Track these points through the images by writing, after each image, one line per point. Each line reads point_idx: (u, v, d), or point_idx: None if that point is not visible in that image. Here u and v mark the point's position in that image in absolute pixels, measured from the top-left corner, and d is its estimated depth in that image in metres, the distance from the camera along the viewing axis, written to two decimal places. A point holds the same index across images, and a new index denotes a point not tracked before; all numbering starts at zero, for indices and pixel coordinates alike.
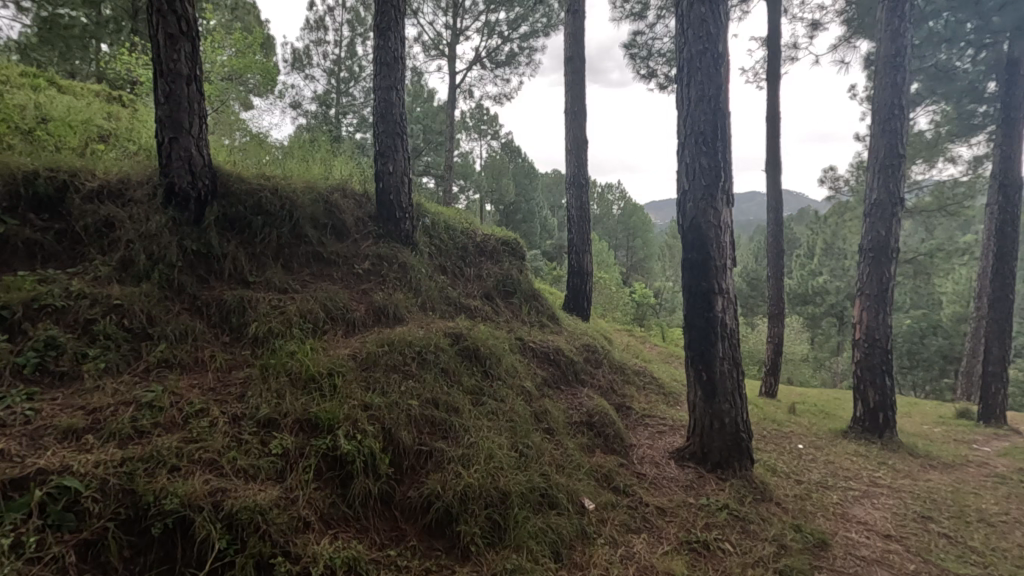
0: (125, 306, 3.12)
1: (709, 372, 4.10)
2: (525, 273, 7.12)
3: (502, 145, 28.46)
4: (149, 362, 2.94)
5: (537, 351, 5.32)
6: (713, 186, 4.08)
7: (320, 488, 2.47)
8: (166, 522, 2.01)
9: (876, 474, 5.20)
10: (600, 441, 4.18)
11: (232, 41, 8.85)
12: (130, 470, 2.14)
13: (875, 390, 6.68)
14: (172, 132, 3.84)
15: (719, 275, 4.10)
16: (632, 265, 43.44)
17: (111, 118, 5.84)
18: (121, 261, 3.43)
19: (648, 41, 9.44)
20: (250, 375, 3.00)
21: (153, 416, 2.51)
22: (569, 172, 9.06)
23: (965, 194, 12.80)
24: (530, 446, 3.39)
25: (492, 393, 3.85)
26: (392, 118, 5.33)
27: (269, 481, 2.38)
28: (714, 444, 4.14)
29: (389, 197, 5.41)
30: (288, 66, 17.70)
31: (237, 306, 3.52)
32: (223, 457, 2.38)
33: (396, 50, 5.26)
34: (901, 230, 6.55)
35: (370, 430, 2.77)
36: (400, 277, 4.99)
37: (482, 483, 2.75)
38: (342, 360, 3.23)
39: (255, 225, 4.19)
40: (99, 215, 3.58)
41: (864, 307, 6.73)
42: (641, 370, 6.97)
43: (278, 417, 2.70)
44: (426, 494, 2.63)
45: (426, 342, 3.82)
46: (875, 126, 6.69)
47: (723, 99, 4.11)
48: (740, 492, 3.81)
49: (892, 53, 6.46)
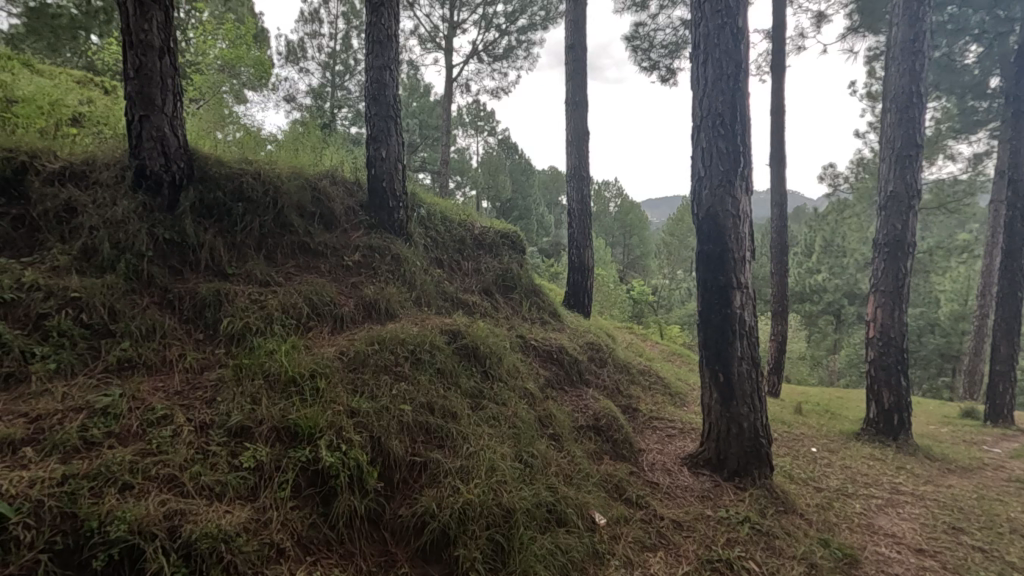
0: (84, 300, 2.79)
1: (726, 372, 3.80)
2: (525, 268, 6.79)
3: (498, 141, 28.15)
4: (109, 362, 2.62)
5: (539, 350, 5.02)
6: (731, 172, 3.78)
7: (297, 507, 2.14)
8: (111, 553, 1.68)
9: (896, 480, 4.91)
10: (607, 448, 3.88)
11: (224, 33, 8.56)
12: (73, 490, 1.83)
13: (889, 391, 6.39)
14: (143, 110, 3.50)
15: (738, 267, 3.80)
16: (628, 263, 43.07)
17: (86, 101, 5.46)
18: (82, 249, 3.10)
19: (650, 33, 9.12)
20: (222, 378, 2.67)
21: (108, 425, 2.19)
22: (569, 164, 8.77)
23: (965, 192, 12.55)
24: (535, 455, 3.08)
25: (493, 397, 3.52)
26: (385, 100, 4.97)
27: (237, 501, 2.06)
28: (731, 450, 3.84)
29: (381, 184, 5.07)
30: (282, 59, 17.33)
31: (212, 301, 3.20)
32: (185, 473, 2.06)
33: (389, 27, 4.90)
34: (918, 224, 6.26)
35: (356, 439, 2.44)
36: (393, 269, 4.67)
37: (484, 500, 2.42)
38: (328, 360, 2.91)
39: (236, 212, 3.84)
40: (59, 199, 3.23)
41: (877, 305, 6.46)
42: (646, 369, 6.66)
43: (252, 424, 2.38)
44: (419, 514, 2.31)
45: (421, 340, 3.50)
46: (890, 116, 6.39)
47: (742, 78, 3.80)
48: (761, 503, 3.52)
49: (909, 39, 6.17)
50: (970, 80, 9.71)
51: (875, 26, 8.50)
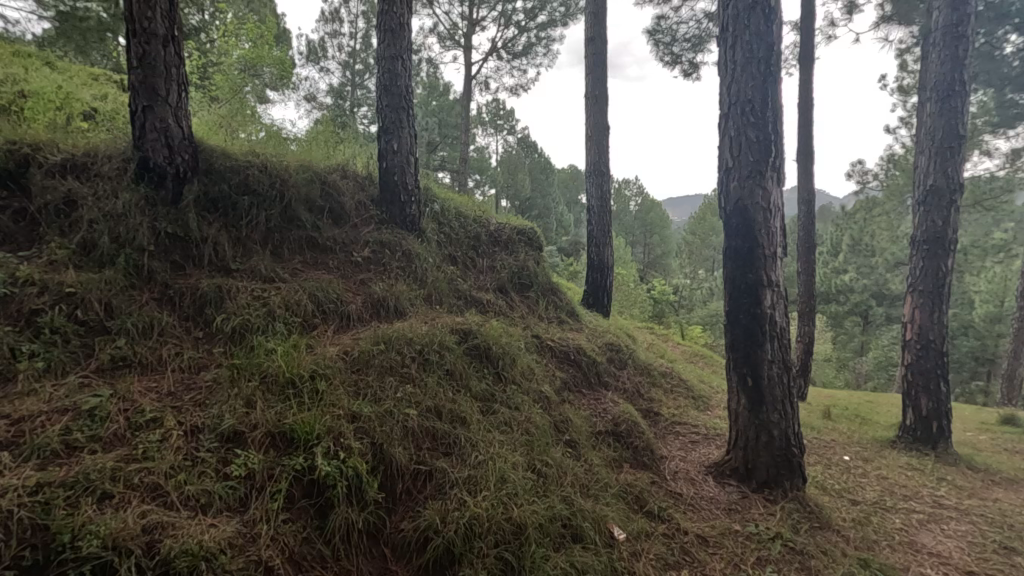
0: (79, 295, 2.68)
1: (755, 376, 3.56)
2: (542, 265, 6.58)
3: (518, 140, 27.95)
4: (101, 361, 2.50)
5: (556, 351, 4.82)
6: (761, 162, 3.53)
7: (290, 521, 1.98)
8: (82, 571, 1.53)
9: (938, 493, 4.59)
10: (627, 455, 3.66)
11: (245, 32, 8.53)
12: (47, 500, 1.69)
13: (928, 397, 6.04)
14: (146, 100, 3.39)
15: (768, 264, 3.55)
16: (648, 263, 42.54)
17: (100, 97, 5.41)
18: (82, 244, 2.99)
19: (672, 26, 8.83)
20: (217, 378, 2.53)
21: (92, 429, 2.06)
22: (589, 160, 8.53)
23: (1003, 189, 11.99)
24: (550, 464, 2.88)
25: (505, 400, 3.34)
26: (397, 91, 4.82)
27: (224, 513, 1.91)
28: (760, 460, 3.59)
29: (392, 178, 4.93)
30: (303, 59, 17.40)
31: (213, 297, 3.07)
32: (170, 482, 1.92)
33: (401, 15, 4.74)
34: (960, 220, 5.90)
35: (356, 447, 2.28)
36: (403, 266, 4.52)
37: (492, 514, 2.23)
38: (330, 360, 2.76)
39: (241, 206, 3.72)
40: (59, 192, 3.13)
41: (915, 305, 6.10)
42: (668, 371, 6.41)
43: (245, 429, 2.22)
44: (422, 529, 2.14)
45: (430, 340, 3.33)
46: (930, 106, 6.04)
47: (775, 61, 3.55)
48: (794, 518, 3.26)
49: (952, 24, 5.79)
50: (1009, 71, 9.24)
51: (908, 16, 8.10)
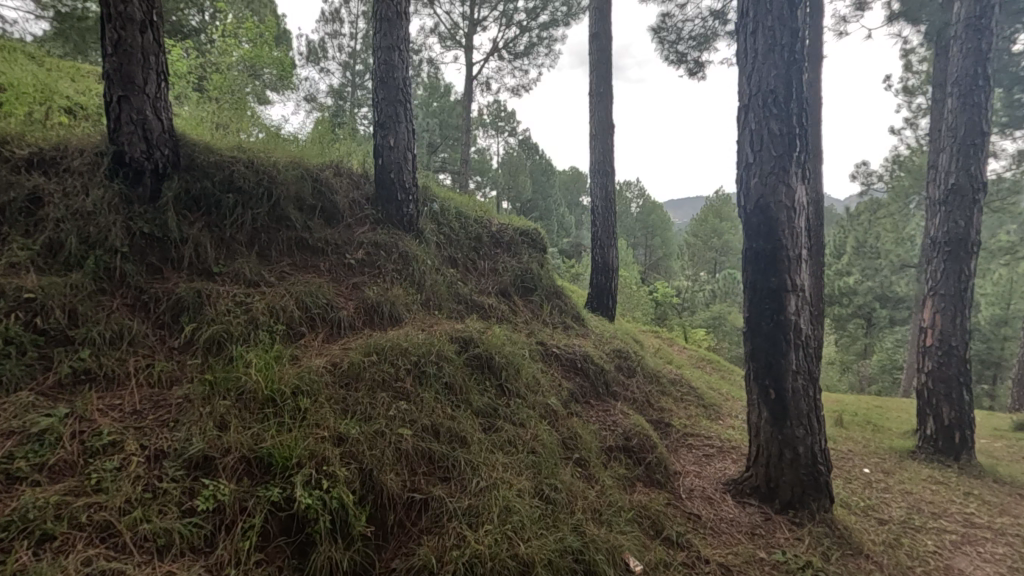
0: (39, 301, 2.42)
1: (778, 389, 3.29)
2: (546, 268, 6.32)
3: (519, 141, 27.68)
4: (60, 376, 2.25)
5: (561, 358, 4.57)
6: (786, 157, 3.27)
7: (264, 563, 1.73)
8: None
9: (967, 510, 4.32)
10: (641, 473, 3.40)
11: (244, 30, 8.30)
12: None
13: (950, 406, 5.76)
14: (122, 90, 3.13)
15: (792, 267, 3.28)
16: (650, 264, 42.39)
17: (85, 92, 5.16)
18: (47, 245, 2.74)
19: (677, 24, 8.56)
20: (189, 395, 2.27)
21: (40, 456, 1.81)
22: (593, 159, 8.25)
23: (1012, 191, 11.74)
24: (559, 488, 2.62)
25: (509, 416, 3.07)
26: (393, 84, 4.56)
27: (185, 557, 1.66)
28: (784, 478, 3.33)
29: (389, 176, 4.68)
30: (302, 60, 17.20)
31: (191, 302, 2.81)
32: (125, 520, 1.67)
33: (397, 4, 4.48)
34: (983, 221, 5.63)
35: (342, 474, 2.02)
36: (400, 268, 4.27)
37: (496, 552, 1.97)
38: (316, 374, 2.50)
39: (225, 205, 3.46)
40: (24, 188, 2.87)
41: (936, 310, 5.82)
42: (677, 378, 6.14)
43: (216, 454, 1.97)
44: (415, 570, 1.87)
45: (426, 351, 3.07)
46: (951, 102, 5.78)
47: (800, 48, 3.30)
48: (823, 544, 3.01)
49: (975, 16, 5.53)
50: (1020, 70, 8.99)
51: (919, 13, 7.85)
